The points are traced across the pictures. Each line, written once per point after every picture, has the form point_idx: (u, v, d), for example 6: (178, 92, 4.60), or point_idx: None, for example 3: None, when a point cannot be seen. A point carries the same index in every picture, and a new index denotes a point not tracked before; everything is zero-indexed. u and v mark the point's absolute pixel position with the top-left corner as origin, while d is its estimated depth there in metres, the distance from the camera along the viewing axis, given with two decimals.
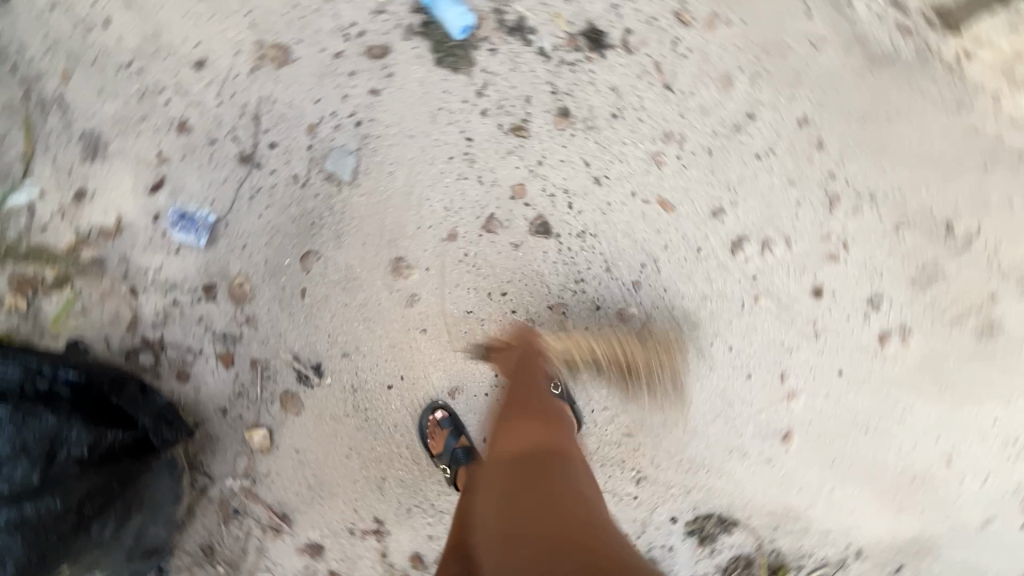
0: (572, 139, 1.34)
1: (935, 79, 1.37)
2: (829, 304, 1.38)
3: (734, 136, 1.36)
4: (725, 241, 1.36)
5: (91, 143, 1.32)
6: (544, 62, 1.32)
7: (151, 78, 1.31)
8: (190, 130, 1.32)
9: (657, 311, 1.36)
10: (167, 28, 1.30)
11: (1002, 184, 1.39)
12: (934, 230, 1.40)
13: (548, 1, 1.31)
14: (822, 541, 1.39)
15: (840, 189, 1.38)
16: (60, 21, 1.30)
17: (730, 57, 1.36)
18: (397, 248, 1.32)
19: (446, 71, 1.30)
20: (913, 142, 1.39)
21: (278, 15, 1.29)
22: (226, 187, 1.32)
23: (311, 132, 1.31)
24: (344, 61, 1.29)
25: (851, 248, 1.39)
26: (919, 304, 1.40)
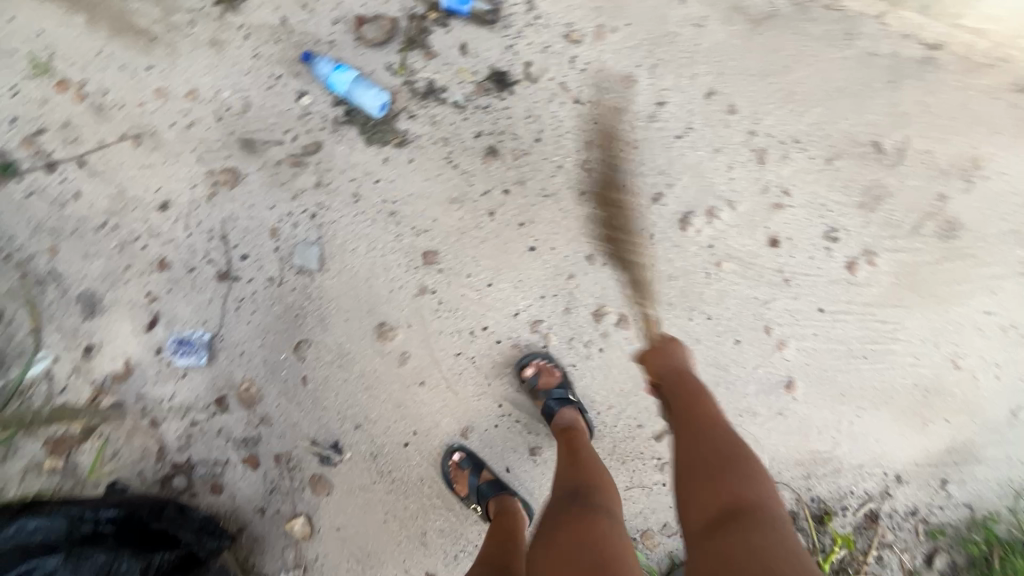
0: (507, 170, 1.43)
1: (818, 21, 1.47)
2: (789, 249, 1.44)
3: (652, 124, 1.46)
4: (672, 221, 1.44)
5: (88, 301, 1.45)
6: (461, 112, 1.44)
7: (125, 230, 1.45)
8: (169, 264, 1.44)
9: (631, 302, 1.42)
10: (128, 184, 1.45)
11: (911, 94, 1.47)
12: (865, 153, 1.46)
13: (450, 61, 1.44)
14: (858, 476, 1.40)
15: (765, 143, 1.46)
16: (40, 205, 1.47)
17: (626, 58, 1.46)
18: (377, 315, 1.40)
19: (376, 146, 1.42)
20: (817, 80, 1.46)
21: (220, 144, 1.44)
22: (212, 305, 1.43)
23: (274, 235, 1.42)
24: (287, 166, 1.43)
25: (792, 193, 1.45)
26: (875, 224, 1.45)
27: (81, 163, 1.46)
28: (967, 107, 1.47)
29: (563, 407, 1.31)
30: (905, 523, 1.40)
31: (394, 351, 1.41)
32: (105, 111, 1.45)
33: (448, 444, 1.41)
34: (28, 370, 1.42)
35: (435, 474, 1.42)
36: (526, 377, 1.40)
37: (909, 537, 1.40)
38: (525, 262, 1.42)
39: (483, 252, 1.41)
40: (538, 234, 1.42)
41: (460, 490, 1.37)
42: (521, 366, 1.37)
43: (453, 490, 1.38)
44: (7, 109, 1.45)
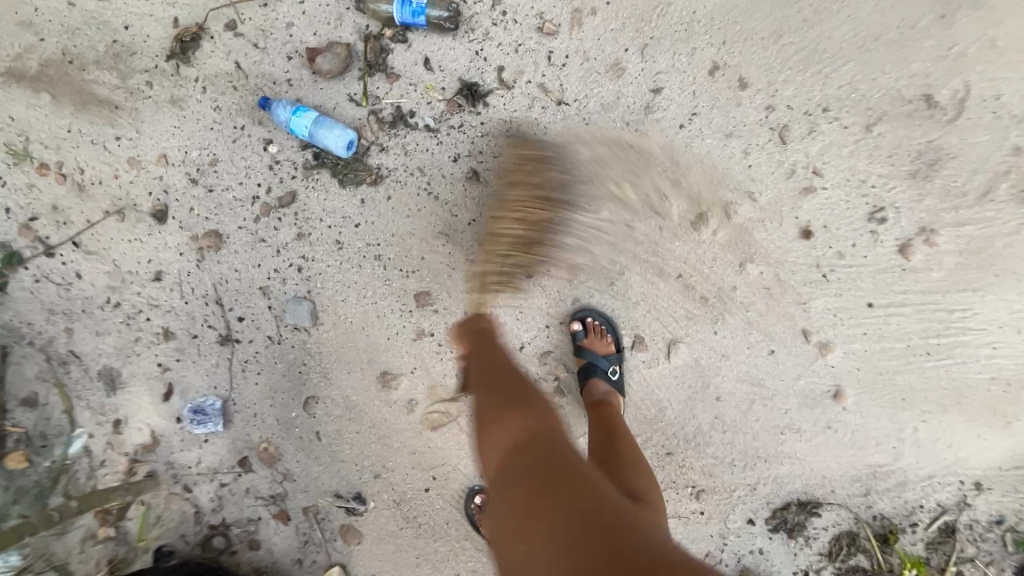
0: (493, 192, 1.31)
1: None
2: (826, 239, 1.24)
3: (650, 116, 1.27)
4: (683, 223, 1.26)
5: (107, 377, 1.48)
6: (435, 136, 1.32)
7: (127, 304, 1.46)
8: (173, 334, 1.44)
9: (647, 321, 1.27)
10: (122, 258, 1.45)
11: (970, 28, 1.19)
12: (913, 111, 1.21)
13: (415, 82, 1.32)
14: (928, 487, 1.23)
15: (785, 117, 1.24)
16: (48, 289, 1.49)
17: (610, 43, 1.28)
18: (378, 364, 1.35)
19: (352, 188, 1.34)
20: (846, 31, 1.22)
21: (199, 207, 1.39)
22: (219, 370, 1.42)
23: (266, 294, 1.38)
24: (266, 220, 1.37)
25: (824, 171, 1.24)
26: (932, 195, 1.22)
27: (75, 243, 1.46)
28: None
29: (595, 378, 1.24)
30: (989, 534, 1.23)
31: (400, 399, 1.35)
32: (86, 189, 1.43)
33: (469, 486, 1.38)
34: (68, 448, 1.49)
35: (460, 516, 1.39)
36: None
37: (994, 549, 1.23)
38: (522, 290, 1.30)
39: (477, 285, 1.31)
40: (533, 258, 1.30)
41: (486, 532, 1.36)
42: (570, 319, 1.28)
43: (479, 531, 1.37)
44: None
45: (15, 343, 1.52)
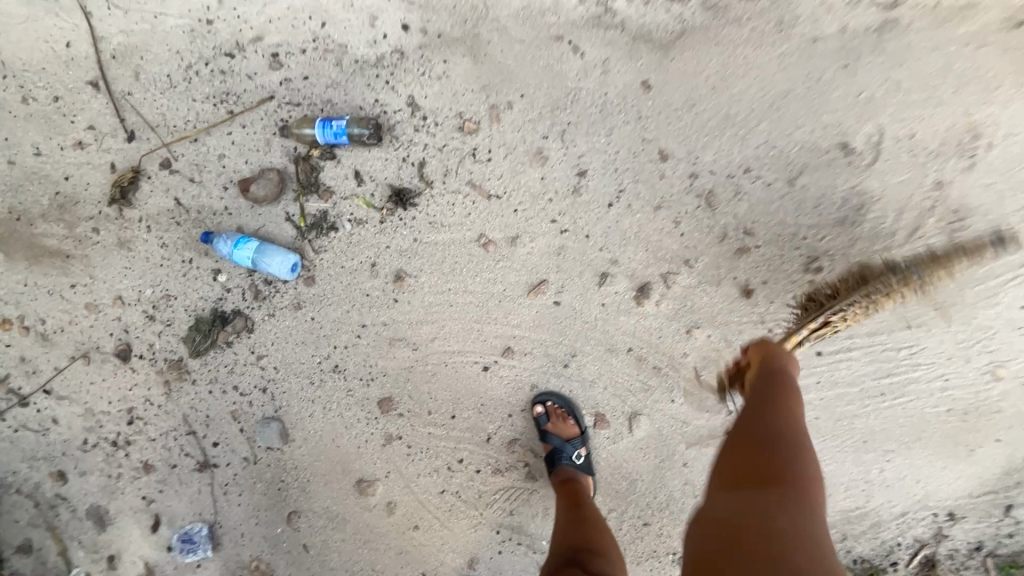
0: (439, 291, 1.33)
1: (741, 21, 1.23)
2: (766, 296, 1.27)
3: (578, 198, 1.30)
4: (625, 299, 1.29)
5: (96, 515, 1.51)
6: (375, 245, 1.34)
7: (106, 443, 1.49)
8: (153, 466, 1.47)
9: (606, 398, 1.30)
10: (93, 399, 1.48)
11: (874, 73, 1.21)
12: (832, 160, 1.24)
13: (349, 196, 1.35)
14: (903, 524, 1.26)
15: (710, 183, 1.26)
16: (28, 437, 1.52)
17: (531, 132, 1.31)
18: (353, 472, 1.37)
19: (302, 305, 1.36)
20: (755, 92, 1.24)
21: (160, 342, 1.43)
22: (203, 495, 1.45)
23: (236, 417, 1.41)
24: (225, 347, 1.40)
25: (754, 230, 1.26)
26: (863, 239, 1.24)
27: (47, 390, 1.49)
28: (950, 67, 1.19)
29: (563, 463, 1.26)
30: (970, 560, 1.26)
31: (379, 503, 1.38)
32: (49, 337, 1.47)
33: None
34: None
35: None
36: (515, 499, 1.35)
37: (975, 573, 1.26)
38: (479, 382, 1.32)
39: (436, 385, 1.33)
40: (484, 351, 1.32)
41: None
42: (532, 405, 1.30)
43: None
44: None
45: (4, 492, 1.55)
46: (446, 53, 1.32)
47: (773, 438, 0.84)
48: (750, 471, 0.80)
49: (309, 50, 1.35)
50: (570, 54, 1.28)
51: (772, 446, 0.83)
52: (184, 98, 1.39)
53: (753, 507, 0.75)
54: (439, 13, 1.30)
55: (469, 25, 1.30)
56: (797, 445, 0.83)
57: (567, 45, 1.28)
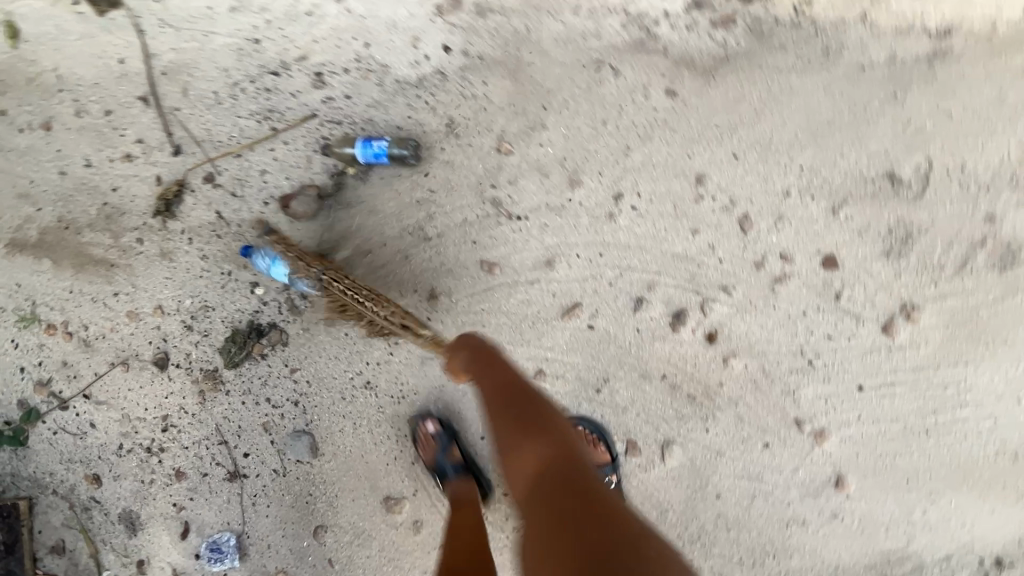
0: (473, 311, 1.33)
1: (786, 48, 1.22)
2: (807, 326, 1.23)
3: (614, 222, 1.29)
4: (660, 325, 1.27)
5: (128, 520, 1.54)
6: (410, 263, 1.35)
7: (140, 448, 1.52)
8: (185, 473, 1.49)
9: (638, 424, 1.28)
10: (130, 405, 1.51)
11: (924, 102, 1.19)
12: (878, 190, 1.21)
13: (386, 214, 1.36)
14: (947, 569, 1.21)
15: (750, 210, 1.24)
16: (66, 440, 1.56)
17: (570, 155, 1.30)
18: (381, 489, 1.38)
19: (336, 320, 1.37)
20: (800, 119, 1.22)
21: (196, 352, 1.45)
22: (232, 505, 1.47)
23: (267, 428, 1.42)
24: (260, 359, 1.42)
25: (795, 258, 1.23)
26: (909, 271, 1.20)
27: (86, 394, 1.53)
28: (1003, 98, 1.17)
29: None
30: None
31: (406, 521, 1.38)
32: (91, 343, 1.51)
33: None
34: None
35: None
36: None
37: None
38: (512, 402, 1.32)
39: None
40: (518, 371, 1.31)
41: None
42: (564, 427, 1.28)
43: None
44: (13, 361, 1.55)
45: (40, 493, 1.58)
46: (486, 75, 1.33)
47: (534, 422, 0.96)
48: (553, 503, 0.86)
49: (352, 70, 1.37)
50: (612, 77, 1.28)
51: (539, 439, 0.93)
52: (229, 114, 1.42)
53: (558, 494, 0.86)
54: (482, 36, 1.32)
55: (510, 48, 1.31)
56: (518, 388, 1.01)
57: (608, 67, 1.28)
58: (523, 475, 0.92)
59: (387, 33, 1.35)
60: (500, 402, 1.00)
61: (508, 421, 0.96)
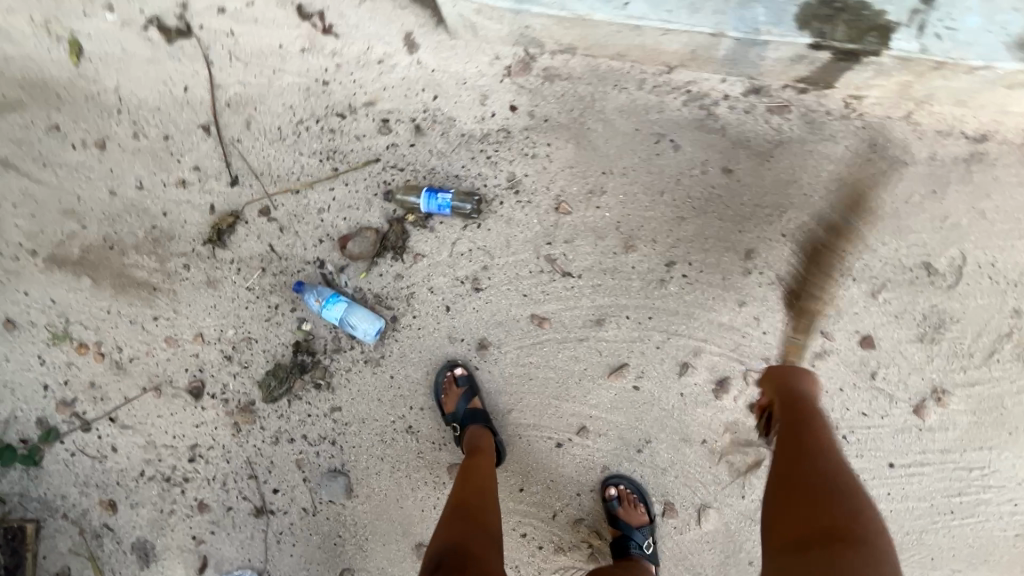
0: (521, 363, 1.35)
1: (836, 138, 1.31)
2: (844, 402, 1.29)
3: (665, 287, 1.34)
4: (704, 390, 1.32)
5: (142, 550, 1.50)
6: (461, 311, 1.37)
7: (163, 477, 1.48)
8: (208, 505, 1.46)
9: (676, 487, 1.31)
10: (157, 432, 1.48)
11: (960, 200, 1.28)
12: (915, 277, 1.28)
13: (441, 261, 1.39)
14: None
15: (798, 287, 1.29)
16: (83, 463, 1.52)
17: (625, 219, 1.36)
18: (413, 535, 1.37)
19: (383, 363, 1.38)
20: (846, 206, 1.30)
21: (234, 383, 1.44)
22: (255, 541, 1.44)
23: (301, 466, 1.41)
24: (300, 395, 1.41)
25: (835, 336, 1.30)
26: (941, 357, 1.27)
27: (111, 417, 1.50)
28: None
29: (628, 549, 1.28)
30: None
31: None
32: (123, 366, 1.48)
33: None
34: None
35: None
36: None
37: None
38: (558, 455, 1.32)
39: (508, 455, 1.34)
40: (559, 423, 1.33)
41: None
42: (604, 487, 1.31)
43: None
44: (38, 378, 1.51)
45: (50, 516, 1.53)
46: (549, 136, 1.38)
47: (811, 464, 0.91)
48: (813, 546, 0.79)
49: (419, 119, 1.42)
50: (671, 150, 1.35)
51: (817, 477, 0.88)
52: (291, 150, 1.44)
53: (820, 536, 0.80)
54: (548, 100, 1.38)
55: (574, 114, 1.38)
56: (817, 424, 0.98)
57: (668, 141, 1.35)
58: (784, 508, 0.88)
59: (457, 88, 1.41)
60: (794, 433, 0.97)
61: (792, 455, 0.94)
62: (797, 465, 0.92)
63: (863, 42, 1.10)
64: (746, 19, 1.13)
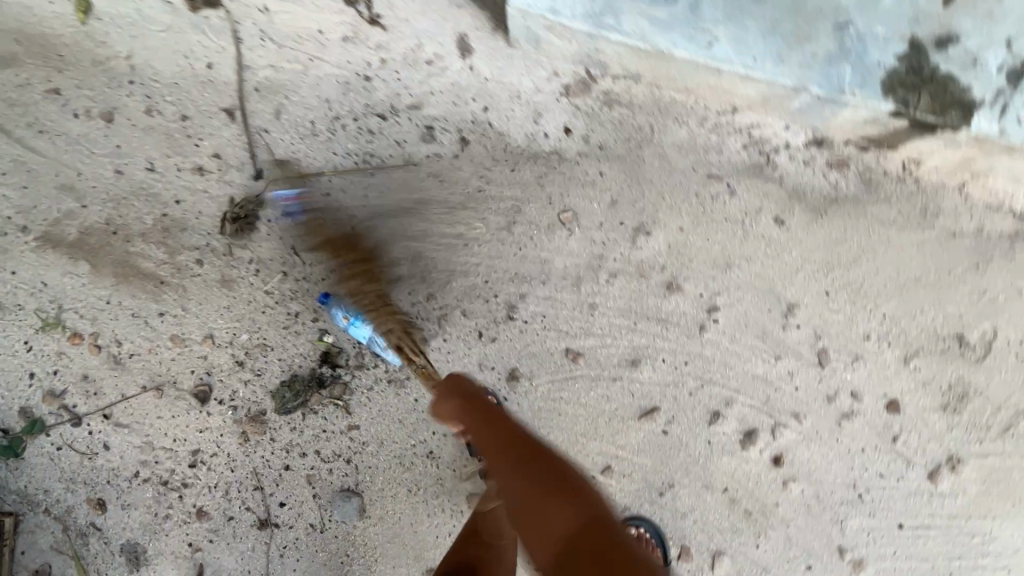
0: (551, 398, 1.33)
1: (891, 201, 1.30)
2: (864, 462, 1.31)
3: (703, 334, 1.32)
4: (731, 441, 1.32)
5: (132, 552, 1.43)
6: (494, 339, 1.33)
7: (159, 480, 1.41)
8: (208, 513, 1.40)
9: (694, 532, 1.32)
10: (156, 433, 1.39)
11: (1000, 276, 1.29)
12: (946, 348, 1.30)
13: (477, 284, 1.33)
14: None
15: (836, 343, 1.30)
16: (71, 458, 1.42)
17: (671, 261, 1.32)
18: (425, 561, 1.35)
19: (408, 385, 1.33)
20: (890, 271, 1.30)
21: (245, 391, 1.36)
22: (256, 553, 1.39)
23: (311, 481, 1.36)
24: (316, 409, 1.35)
25: (863, 398, 1.31)
26: (959, 426, 1.31)
27: (105, 414, 1.40)
28: None
29: None
30: None
31: None
32: (122, 361, 1.38)
33: None
34: None
35: None
36: None
37: None
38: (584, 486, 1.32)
39: None
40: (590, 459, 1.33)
41: None
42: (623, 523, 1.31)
43: None
44: (23, 365, 1.39)
45: (30, 511, 1.44)
46: (601, 166, 1.32)
47: (520, 445, 1.02)
48: (542, 512, 0.92)
49: (465, 131, 1.33)
50: (725, 195, 1.31)
51: (571, 504, 0.93)
52: (324, 148, 1.34)
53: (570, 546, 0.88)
54: (605, 126, 1.31)
55: (630, 144, 1.32)
56: (517, 441, 1.02)
57: (723, 184, 1.31)
58: (512, 500, 0.96)
59: (509, 102, 1.32)
60: (502, 451, 1.00)
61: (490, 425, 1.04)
62: (508, 450, 1.00)
63: (943, 117, 1.10)
64: (832, 79, 1.09)
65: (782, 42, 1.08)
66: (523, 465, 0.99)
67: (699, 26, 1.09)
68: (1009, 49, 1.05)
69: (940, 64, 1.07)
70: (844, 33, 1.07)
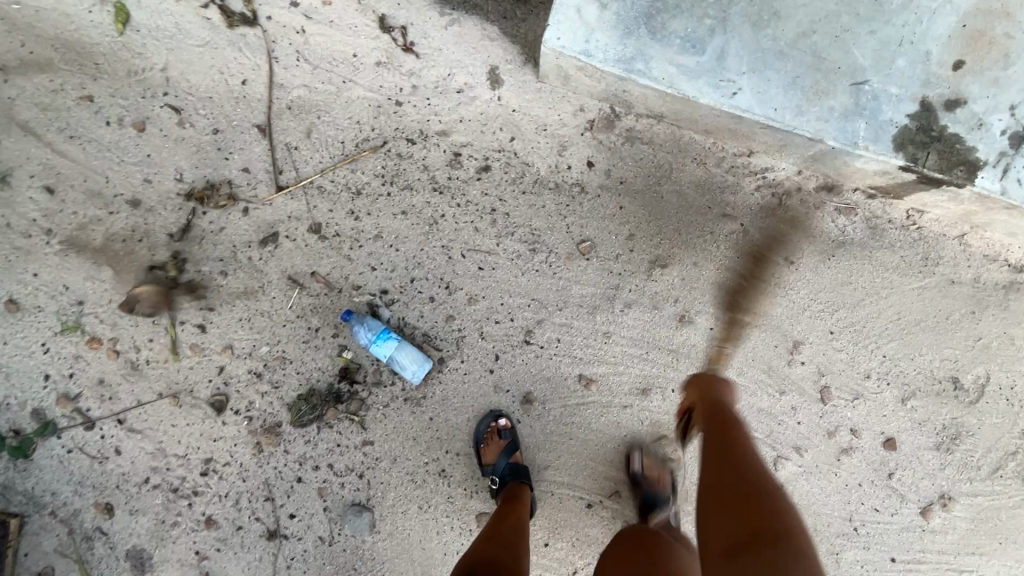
0: (562, 422, 1.37)
1: (895, 247, 1.36)
2: (859, 496, 1.37)
3: (712, 366, 1.37)
4: None
5: (137, 558, 1.43)
6: (510, 362, 1.36)
7: (169, 487, 1.41)
8: (216, 522, 1.41)
9: None
10: (169, 440, 1.40)
11: (994, 323, 1.36)
12: (942, 390, 1.36)
13: (496, 308, 1.36)
14: None
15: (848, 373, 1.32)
16: (81, 461, 1.42)
17: (684, 294, 1.37)
18: None
19: (423, 403, 1.36)
20: (892, 314, 1.36)
21: (261, 402, 1.38)
22: (263, 563, 1.40)
23: (323, 494, 1.38)
24: (330, 424, 1.37)
25: (861, 434, 1.37)
26: (951, 465, 1.37)
27: (119, 419, 1.41)
28: None
29: None
30: None
31: None
32: (140, 367, 1.39)
33: None
34: None
35: None
36: None
37: None
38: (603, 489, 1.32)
39: (539, 509, 1.37)
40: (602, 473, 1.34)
41: None
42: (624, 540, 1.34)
43: None
44: (39, 366, 1.40)
45: (36, 512, 1.44)
46: (620, 199, 1.37)
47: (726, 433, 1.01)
48: (725, 478, 0.91)
49: (490, 158, 1.37)
50: (738, 233, 1.37)
51: (751, 481, 0.88)
52: (352, 168, 1.37)
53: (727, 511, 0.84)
54: (626, 161, 1.36)
55: (649, 180, 1.37)
56: (731, 429, 1.02)
57: (737, 223, 1.36)
58: (707, 466, 0.96)
59: (534, 132, 1.36)
60: (716, 431, 1.02)
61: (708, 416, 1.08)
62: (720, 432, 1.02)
63: (950, 174, 1.14)
64: (848, 131, 1.14)
65: (801, 94, 1.14)
66: (719, 445, 0.99)
67: (723, 76, 1.15)
68: (1011, 113, 1.12)
69: (947, 124, 1.13)
70: (859, 90, 1.13)
